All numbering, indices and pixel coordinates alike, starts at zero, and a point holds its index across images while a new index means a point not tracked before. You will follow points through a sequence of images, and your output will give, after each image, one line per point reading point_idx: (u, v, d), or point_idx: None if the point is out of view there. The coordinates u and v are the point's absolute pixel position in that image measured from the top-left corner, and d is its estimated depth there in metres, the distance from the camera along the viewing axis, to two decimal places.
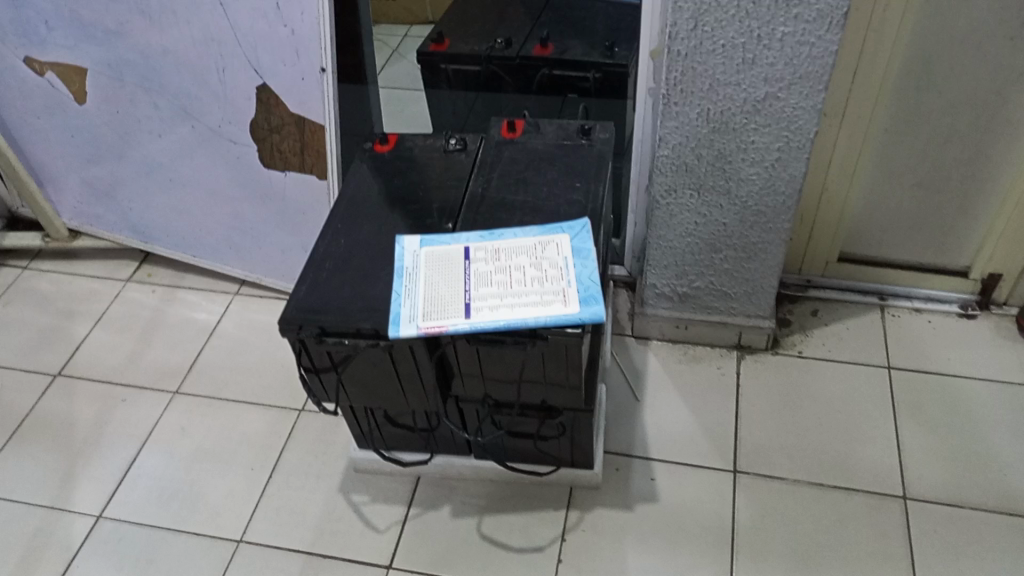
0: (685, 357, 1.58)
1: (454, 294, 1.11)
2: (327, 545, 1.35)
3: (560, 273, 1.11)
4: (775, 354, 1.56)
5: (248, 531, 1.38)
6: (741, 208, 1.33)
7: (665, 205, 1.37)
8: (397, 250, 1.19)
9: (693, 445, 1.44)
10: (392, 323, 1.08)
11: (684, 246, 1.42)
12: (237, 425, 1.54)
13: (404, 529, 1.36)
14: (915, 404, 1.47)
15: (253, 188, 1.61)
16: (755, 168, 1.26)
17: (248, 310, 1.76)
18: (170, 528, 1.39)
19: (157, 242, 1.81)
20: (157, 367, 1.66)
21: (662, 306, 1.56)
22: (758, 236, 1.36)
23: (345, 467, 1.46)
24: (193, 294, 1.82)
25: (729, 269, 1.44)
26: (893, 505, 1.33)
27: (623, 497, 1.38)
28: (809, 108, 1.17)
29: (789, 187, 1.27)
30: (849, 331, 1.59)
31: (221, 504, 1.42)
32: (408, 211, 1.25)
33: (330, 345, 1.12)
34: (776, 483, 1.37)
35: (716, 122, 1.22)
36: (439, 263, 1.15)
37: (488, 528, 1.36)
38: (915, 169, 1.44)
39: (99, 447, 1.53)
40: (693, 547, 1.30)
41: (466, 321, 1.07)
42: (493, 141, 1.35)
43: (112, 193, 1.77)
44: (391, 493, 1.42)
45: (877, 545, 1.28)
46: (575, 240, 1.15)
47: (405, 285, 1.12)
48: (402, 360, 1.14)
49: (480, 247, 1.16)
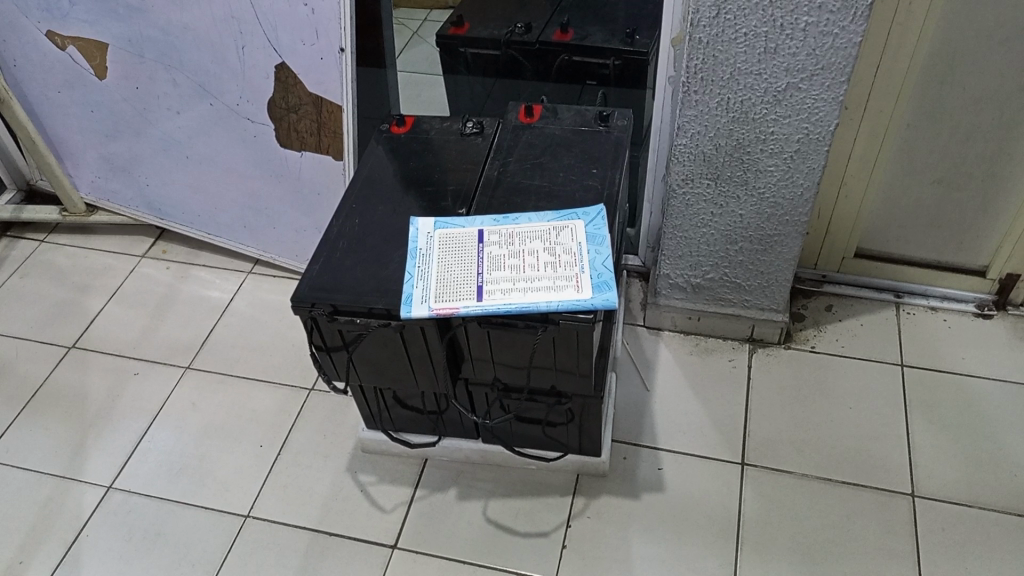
0: (696, 348, 1.57)
1: (466, 276, 1.11)
2: (333, 523, 1.36)
3: (573, 259, 1.11)
4: (788, 349, 1.56)
5: (255, 507, 1.39)
6: (759, 199, 1.32)
7: (682, 195, 1.36)
8: (411, 231, 1.19)
9: (701, 436, 1.43)
10: (404, 304, 1.08)
11: (700, 236, 1.41)
12: (247, 403, 1.55)
13: (411, 510, 1.37)
14: (927, 402, 1.45)
15: (269, 167, 1.61)
16: (774, 159, 1.25)
17: (261, 289, 1.77)
18: (178, 502, 1.41)
19: (173, 219, 1.82)
20: (169, 343, 1.67)
21: (675, 296, 1.55)
22: (775, 228, 1.35)
23: (353, 448, 1.47)
24: (207, 271, 1.83)
25: (745, 261, 1.43)
26: (901, 502, 1.32)
27: (630, 486, 1.37)
28: (830, 100, 1.16)
29: (808, 179, 1.26)
30: (863, 327, 1.58)
31: (229, 479, 1.43)
32: (423, 193, 1.25)
33: (342, 323, 1.12)
34: (784, 477, 1.36)
35: (736, 112, 1.21)
36: (452, 245, 1.15)
37: (494, 512, 1.36)
38: (936, 166, 1.42)
39: (111, 419, 1.54)
40: (698, 537, 1.30)
41: (478, 304, 1.07)
42: (510, 126, 1.34)
43: (129, 169, 1.78)
44: (399, 474, 1.42)
45: (883, 542, 1.27)
46: (590, 226, 1.15)
47: (419, 267, 1.12)
48: (414, 341, 1.15)
49: (494, 230, 1.16)
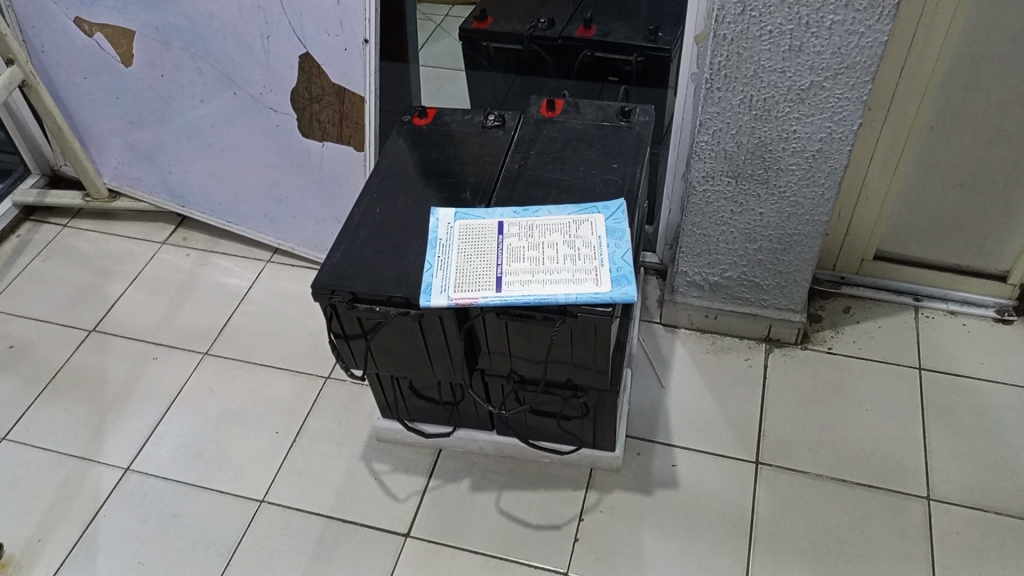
0: (712, 347, 1.57)
1: (486, 267, 1.11)
2: (347, 510, 1.37)
3: (593, 252, 1.11)
4: (805, 349, 1.55)
5: (271, 492, 1.40)
6: (779, 197, 1.32)
7: (702, 192, 1.36)
8: (431, 222, 1.19)
9: (716, 435, 1.43)
10: (423, 293, 1.08)
11: (719, 234, 1.41)
12: (263, 390, 1.56)
13: (424, 500, 1.38)
14: (944, 406, 1.45)
15: (290, 156, 1.62)
16: (796, 157, 1.25)
17: (279, 278, 1.78)
18: (194, 485, 1.42)
19: (194, 207, 1.83)
20: (188, 328, 1.69)
21: (693, 294, 1.55)
22: (794, 227, 1.35)
23: (368, 437, 1.48)
24: (227, 259, 1.84)
25: (764, 260, 1.43)
26: (915, 506, 1.32)
27: (642, 481, 1.38)
28: (854, 99, 1.16)
29: (830, 179, 1.26)
30: (881, 330, 1.57)
31: (245, 465, 1.45)
32: (445, 184, 1.26)
33: (361, 311, 1.13)
34: (797, 477, 1.36)
35: (759, 109, 1.21)
36: (472, 236, 1.15)
37: (507, 504, 1.36)
38: (959, 169, 1.41)
39: (129, 402, 1.56)
40: (711, 534, 1.30)
41: (496, 294, 1.07)
42: (531, 119, 1.35)
43: (153, 156, 1.79)
44: (413, 463, 1.43)
45: (896, 544, 1.27)
46: (610, 220, 1.15)
47: (438, 256, 1.13)
48: (432, 331, 1.15)
49: (514, 222, 1.17)
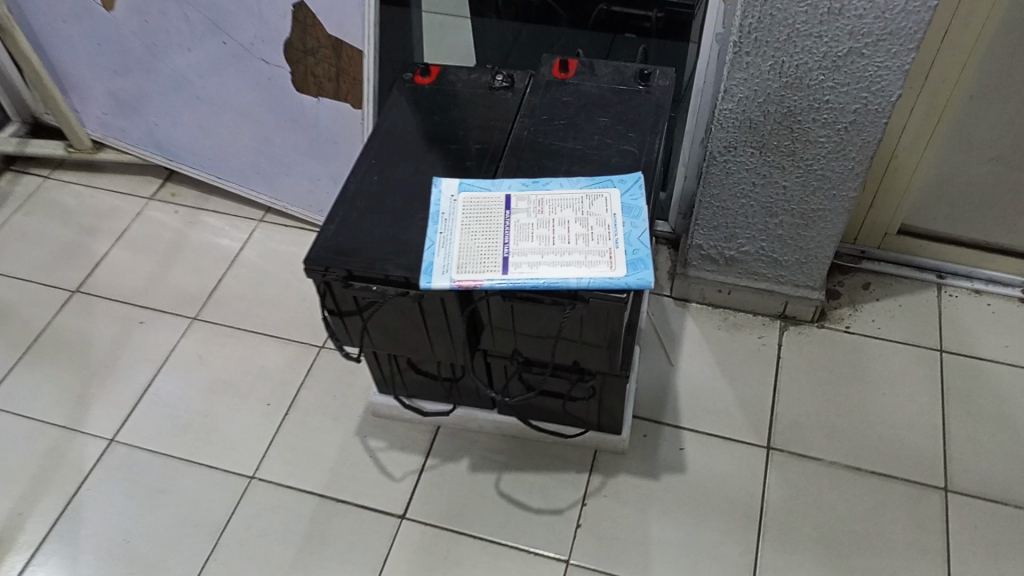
0: (725, 324, 1.50)
1: (491, 246, 1.03)
2: (341, 489, 1.32)
3: (606, 232, 1.03)
4: (821, 328, 1.48)
5: (262, 468, 1.35)
6: (805, 170, 1.23)
7: (722, 163, 1.27)
8: (433, 193, 1.11)
9: (726, 417, 1.37)
10: (424, 274, 1.01)
11: (737, 207, 1.33)
12: (255, 359, 1.50)
13: (421, 479, 1.32)
14: (966, 391, 1.38)
15: (283, 112, 1.52)
16: (826, 129, 1.17)
17: (272, 239, 1.70)
18: (182, 459, 1.37)
19: (183, 161, 1.74)
20: (176, 291, 1.61)
21: (706, 268, 1.46)
22: (819, 202, 1.27)
23: (363, 412, 1.42)
24: (217, 218, 1.75)
25: (784, 235, 1.35)
26: (933, 497, 1.27)
27: (649, 465, 1.32)
28: (895, 68, 1.07)
29: (861, 152, 1.18)
30: (901, 309, 1.50)
31: (235, 438, 1.39)
32: (448, 152, 1.17)
33: (357, 290, 1.06)
34: (810, 464, 1.31)
35: (790, 77, 1.12)
36: (478, 211, 1.07)
37: (507, 486, 1.31)
38: (997, 142, 1.33)
39: (115, 368, 1.49)
40: (719, 523, 1.25)
41: (502, 277, 0.99)
42: (542, 80, 1.25)
43: (138, 107, 1.69)
44: (410, 440, 1.37)
45: (911, 537, 1.23)
46: (626, 196, 1.07)
47: (440, 232, 1.05)
48: (432, 312, 1.08)
49: (523, 196, 1.08)
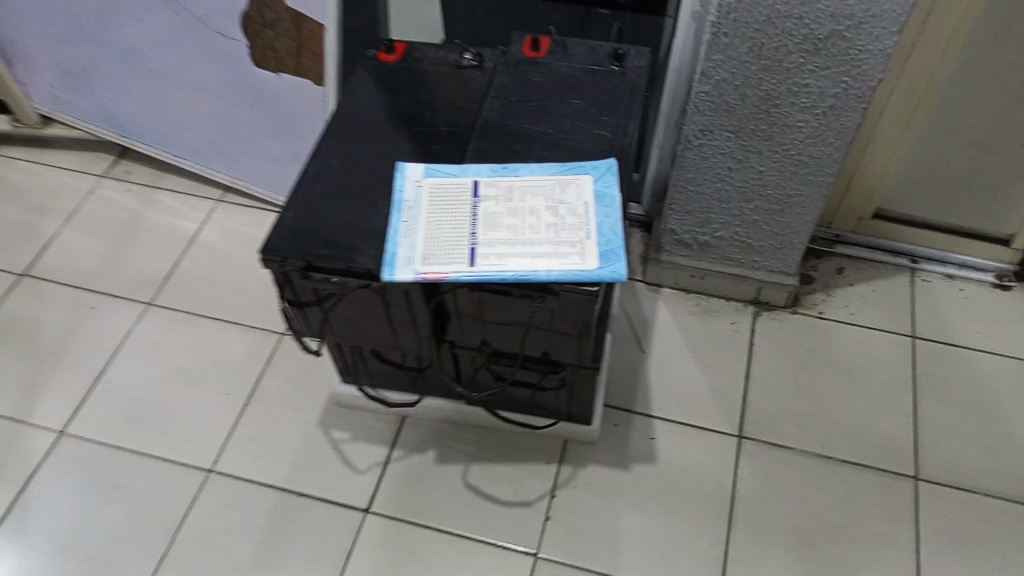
0: (698, 309, 1.47)
1: (458, 236, 0.98)
2: (303, 482, 1.28)
3: (579, 221, 0.99)
4: (795, 314, 1.46)
5: (221, 461, 1.30)
6: (782, 155, 1.20)
7: (697, 147, 1.23)
8: (397, 179, 1.05)
9: (698, 406, 1.35)
10: (387, 266, 0.96)
11: (712, 192, 1.30)
12: (214, 346, 1.44)
13: (387, 471, 1.29)
14: (938, 378, 1.37)
15: (241, 88, 1.45)
16: (805, 113, 1.13)
17: (230, 220, 1.63)
18: (137, 451, 1.31)
19: (135, 137, 1.66)
20: (130, 275, 1.54)
21: (679, 253, 1.43)
22: (795, 187, 1.24)
23: (327, 401, 1.37)
24: (173, 197, 1.68)
25: (759, 221, 1.32)
26: (904, 485, 1.26)
27: (620, 455, 1.30)
28: (876, 52, 1.03)
29: (840, 137, 1.15)
30: (875, 294, 1.48)
31: (193, 429, 1.34)
32: (413, 134, 1.12)
33: (317, 282, 1.01)
34: (783, 453, 1.29)
35: (768, 60, 1.08)
36: (444, 198, 1.02)
37: (476, 478, 1.28)
38: (974, 126, 1.31)
39: (65, 357, 1.43)
40: (690, 513, 1.23)
41: (470, 269, 0.95)
42: (512, 59, 1.20)
43: (86, 79, 1.60)
44: (375, 431, 1.33)
45: (883, 527, 1.22)
46: (598, 183, 1.03)
47: (405, 221, 1.00)
48: (396, 304, 1.03)
49: (491, 183, 1.03)
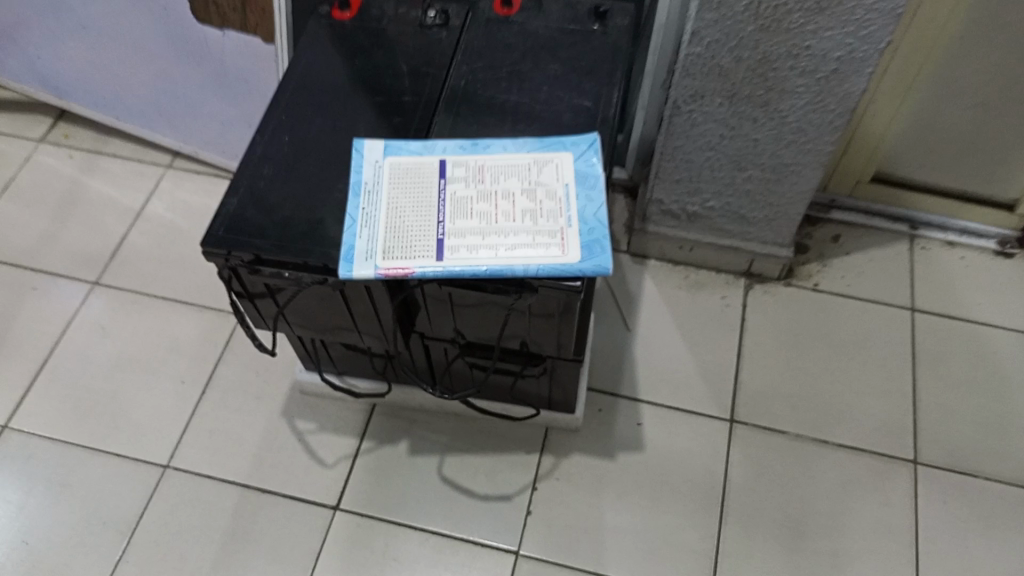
0: (685, 283, 1.38)
1: (423, 225, 0.88)
2: (266, 478, 1.19)
3: (557, 207, 0.89)
4: (788, 287, 1.37)
5: (177, 457, 1.21)
6: (779, 122, 1.10)
7: (687, 113, 1.13)
8: (354, 158, 0.94)
9: (686, 389, 1.27)
10: (344, 260, 0.86)
11: (702, 161, 1.19)
12: (166, 329, 1.34)
13: (355, 465, 1.20)
14: (937, 354, 1.30)
15: (184, 48, 1.32)
16: (805, 77, 1.03)
17: (182, 189, 1.51)
18: (86, 448, 1.22)
19: (73, 98, 1.53)
20: (74, 251, 1.43)
21: (666, 223, 1.34)
22: (792, 155, 1.15)
23: (290, 389, 1.28)
24: (119, 163, 1.55)
25: (753, 191, 1.22)
26: (901, 471, 1.20)
27: (604, 443, 1.22)
28: (886, 11, 0.92)
29: (842, 103, 1.05)
30: (872, 264, 1.40)
31: (146, 422, 1.25)
32: (372, 105, 1.00)
33: (267, 276, 0.91)
34: (775, 438, 1.22)
35: (766, 19, 0.96)
36: (407, 180, 0.92)
37: (451, 471, 1.20)
38: (983, 87, 1.20)
39: (5, 344, 1.32)
40: (678, 505, 1.17)
41: (436, 264, 0.85)
42: (482, 18, 1.08)
43: (12, 35, 1.46)
44: (343, 421, 1.25)
45: (879, 516, 1.16)
46: (579, 162, 0.92)
47: (363, 208, 0.90)
48: (357, 298, 0.94)
49: (460, 162, 0.93)
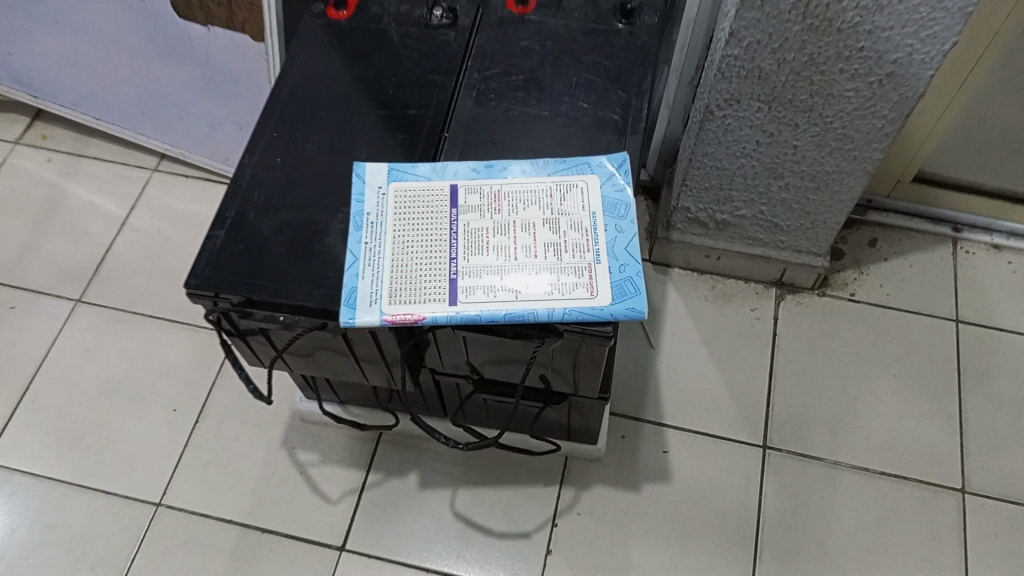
0: (712, 294, 1.29)
1: (433, 262, 0.78)
2: (266, 516, 1.11)
3: (584, 239, 0.79)
4: (822, 297, 1.28)
5: (170, 493, 1.13)
6: (823, 128, 0.99)
7: (721, 118, 1.02)
8: (354, 183, 0.84)
9: (716, 412, 1.18)
10: (345, 305, 0.76)
11: (735, 168, 1.09)
12: (156, 351, 1.25)
13: (362, 500, 1.12)
14: (985, 371, 1.21)
15: (166, 45, 1.21)
16: (856, 81, 0.91)
17: (170, 194, 1.41)
18: (71, 484, 1.14)
19: (50, 97, 1.42)
20: (55, 265, 1.33)
21: (692, 231, 1.24)
22: (835, 163, 1.04)
23: (290, 416, 1.19)
24: (102, 166, 1.44)
25: (789, 199, 1.12)
26: (949, 501, 1.11)
27: (628, 473, 1.14)
28: (954, 9, 0.81)
29: (896, 108, 0.94)
30: (913, 271, 1.30)
31: (136, 454, 1.16)
32: (374, 119, 0.90)
33: (260, 319, 0.81)
34: (812, 466, 1.14)
35: (816, 18, 0.85)
36: (415, 209, 0.82)
37: (465, 505, 1.12)
38: None
39: None
40: (709, 542, 1.08)
41: (448, 308, 0.75)
42: (494, 17, 0.97)
43: None
44: (347, 452, 1.16)
45: (924, 551, 1.08)
46: (607, 186, 0.82)
47: (365, 243, 0.79)
48: (360, 341, 0.84)
49: (473, 188, 0.82)
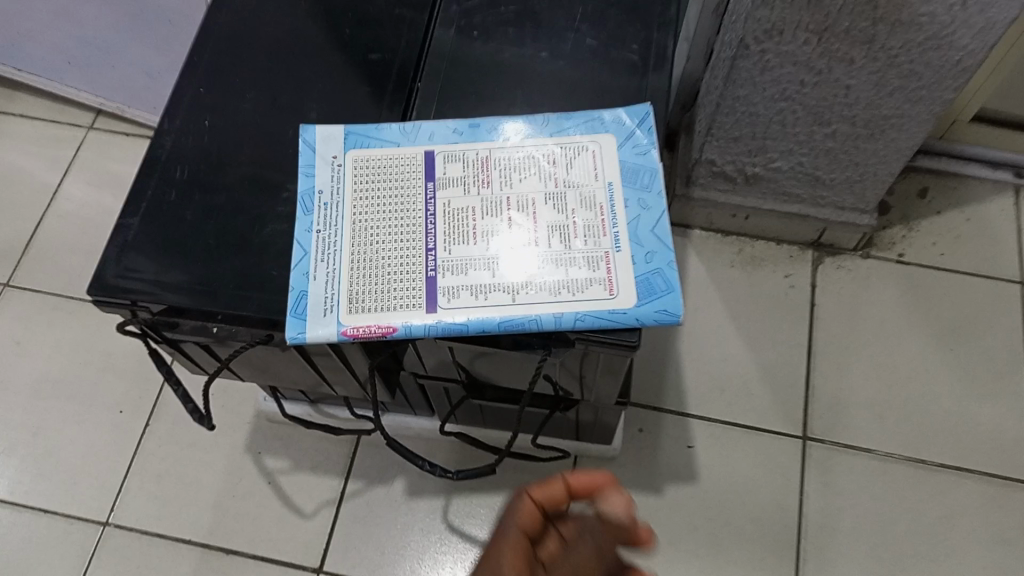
0: (739, 259, 1.11)
1: (404, 255, 0.61)
2: (231, 535, 0.96)
3: (599, 218, 0.61)
4: (866, 259, 1.11)
5: (117, 510, 0.97)
6: (884, 62, 0.80)
7: (759, 54, 0.82)
8: (302, 152, 0.65)
9: (747, 398, 1.02)
10: (293, 316, 0.59)
11: (772, 113, 0.90)
12: (98, 342, 1.08)
13: (341, 514, 0.97)
14: None
15: None
16: (933, 4, 0.72)
17: (111, 156, 1.22)
18: (3, 503, 0.98)
19: None
20: None
21: (717, 186, 1.06)
22: (896, 104, 0.86)
23: (255, 416, 1.03)
24: (30, 125, 1.25)
25: (834, 148, 0.94)
26: (1018, 496, 0.96)
27: (647, 473, 0.98)
28: None
29: (979, 36, 0.76)
30: (970, 225, 1.12)
31: (78, 465, 1.00)
32: (327, 68, 0.71)
33: (192, 329, 0.64)
34: (859, 459, 0.99)
35: None
36: (380, 184, 0.64)
37: (460, 517, 0.97)
38: None
39: None
40: (743, 553, 0.94)
41: (426, 317, 0.58)
42: None
43: None
44: (321, 456, 1.00)
45: (990, 555, 0.94)
46: (626, 147, 0.64)
47: (317, 232, 0.62)
48: (320, 351, 0.67)
49: (453, 154, 0.64)
